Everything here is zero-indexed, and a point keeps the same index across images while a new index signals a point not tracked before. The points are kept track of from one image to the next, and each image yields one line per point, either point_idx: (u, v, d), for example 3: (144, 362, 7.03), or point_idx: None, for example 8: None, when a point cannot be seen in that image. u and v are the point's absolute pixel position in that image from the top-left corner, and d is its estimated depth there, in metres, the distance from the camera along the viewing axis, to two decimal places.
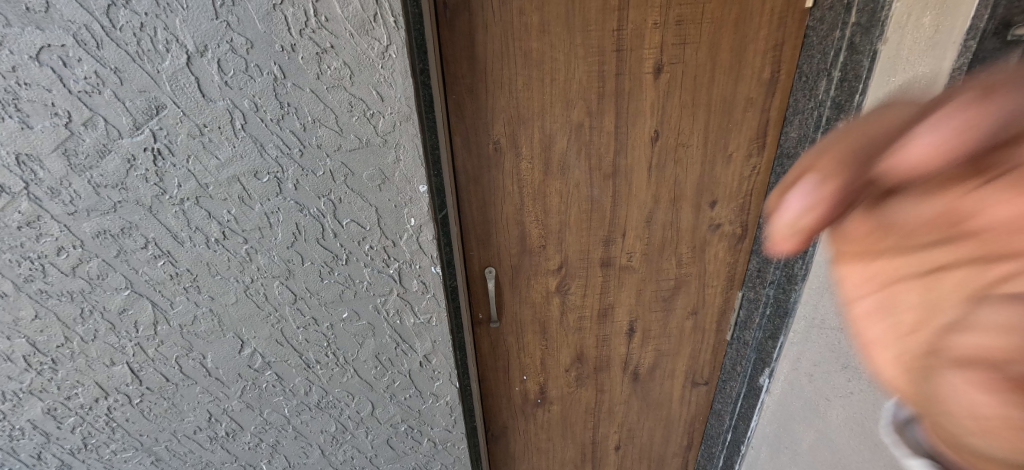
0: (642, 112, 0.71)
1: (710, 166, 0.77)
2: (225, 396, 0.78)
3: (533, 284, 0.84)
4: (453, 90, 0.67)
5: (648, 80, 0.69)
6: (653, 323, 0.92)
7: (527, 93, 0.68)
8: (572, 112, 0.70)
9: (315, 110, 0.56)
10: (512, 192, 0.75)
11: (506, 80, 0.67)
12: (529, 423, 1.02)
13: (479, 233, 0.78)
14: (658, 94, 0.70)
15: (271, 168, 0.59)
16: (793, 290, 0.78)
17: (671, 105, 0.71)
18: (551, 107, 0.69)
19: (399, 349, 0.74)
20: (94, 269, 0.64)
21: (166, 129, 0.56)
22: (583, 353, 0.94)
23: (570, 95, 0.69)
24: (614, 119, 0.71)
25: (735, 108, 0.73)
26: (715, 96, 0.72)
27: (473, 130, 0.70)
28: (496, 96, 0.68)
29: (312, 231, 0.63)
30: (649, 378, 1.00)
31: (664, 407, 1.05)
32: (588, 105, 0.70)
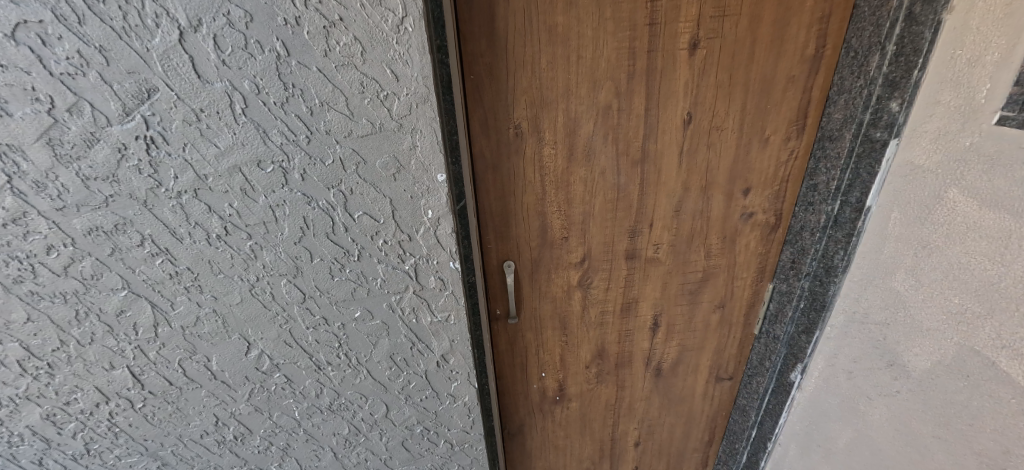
0: (675, 92, 0.66)
1: (745, 150, 0.72)
2: (232, 400, 0.73)
3: (554, 278, 0.80)
4: (472, 70, 0.61)
5: (683, 57, 0.64)
6: (677, 318, 0.88)
7: (552, 72, 0.63)
8: (600, 93, 0.65)
9: (323, 92, 0.50)
10: (534, 180, 0.70)
11: (529, 58, 0.62)
12: (547, 421, 0.98)
13: (498, 225, 0.73)
14: (693, 73, 0.65)
15: (275, 156, 0.54)
16: (831, 282, 0.73)
17: (706, 84, 0.66)
18: (577, 88, 0.64)
19: (415, 349, 0.70)
20: (87, 269, 0.60)
21: (159, 115, 0.51)
22: (604, 349, 0.90)
23: (597, 75, 0.64)
24: (644, 101, 0.66)
25: (774, 87, 0.68)
26: (754, 74, 0.66)
27: (492, 114, 0.65)
28: (518, 76, 0.62)
29: (322, 226, 0.58)
30: (672, 373, 0.95)
31: (686, 403, 1.01)
32: (617, 86, 0.65)
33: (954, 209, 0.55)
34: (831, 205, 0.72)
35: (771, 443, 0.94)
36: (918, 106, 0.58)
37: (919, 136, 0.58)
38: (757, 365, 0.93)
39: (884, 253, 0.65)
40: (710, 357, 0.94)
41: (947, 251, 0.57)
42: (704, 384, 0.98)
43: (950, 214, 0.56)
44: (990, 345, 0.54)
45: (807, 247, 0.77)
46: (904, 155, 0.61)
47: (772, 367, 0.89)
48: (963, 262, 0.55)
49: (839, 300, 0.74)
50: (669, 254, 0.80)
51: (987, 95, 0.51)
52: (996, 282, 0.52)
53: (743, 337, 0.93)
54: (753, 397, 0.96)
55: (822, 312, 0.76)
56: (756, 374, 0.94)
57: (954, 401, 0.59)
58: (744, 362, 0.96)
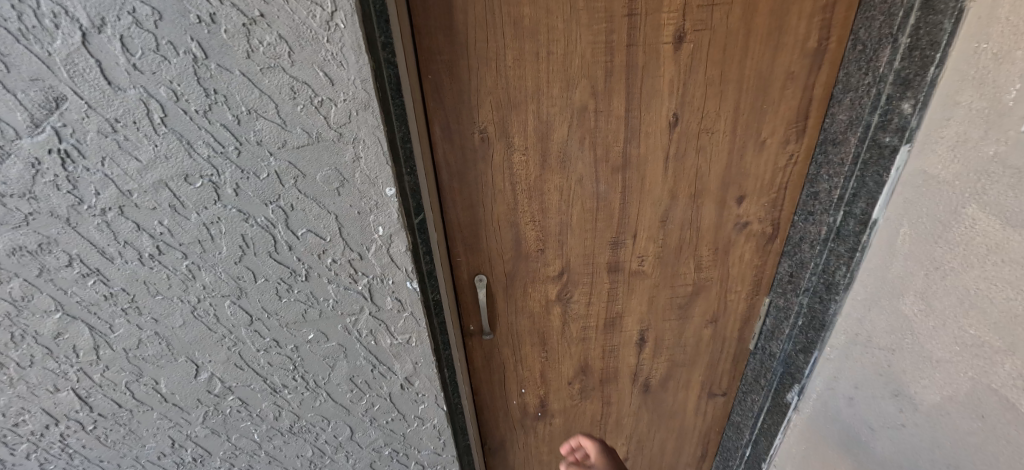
0: (658, 91, 0.59)
1: (739, 155, 0.65)
2: (187, 422, 0.69)
3: (530, 292, 0.74)
4: (429, 68, 0.55)
5: (668, 51, 0.57)
6: (666, 333, 0.82)
7: (519, 71, 0.56)
8: (574, 92, 0.58)
9: (250, 98, 0.45)
10: (503, 189, 0.64)
11: (492, 55, 0.55)
12: (529, 437, 0.94)
13: (466, 237, 0.67)
14: (678, 69, 0.58)
15: (203, 170, 0.48)
16: (832, 300, 0.67)
17: (693, 82, 0.59)
18: (548, 87, 0.58)
19: (377, 371, 0.65)
20: (16, 291, 0.55)
21: (71, 126, 0.45)
22: (587, 365, 0.84)
23: (571, 72, 0.57)
24: (624, 101, 0.59)
25: (771, 85, 0.61)
26: (747, 70, 0.59)
27: (454, 116, 0.58)
28: (482, 75, 0.56)
29: (263, 245, 0.53)
30: (661, 389, 0.90)
31: (676, 419, 0.95)
32: (593, 84, 0.58)
33: (973, 228, 0.49)
34: (833, 216, 0.65)
35: (765, 464, 0.88)
36: (934, 108, 0.51)
37: (935, 142, 0.52)
38: (753, 382, 0.87)
39: (891, 270, 0.59)
40: (702, 373, 0.89)
41: (964, 275, 0.51)
42: (696, 400, 0.93)
43: (968, 234, 0.50)
44: (1009, 385, 0.49)
45: (807, 260, 0.71)
46: (917, 163, 0.54)
47: (768, 386, 0.83)
48: (982, 288, 0.50)
49: (839, 319, 0.68)
50: (655, 267, 0.74)
51: (1015, 98, 0.44)
52: (1018, 313, 0.47)
53: (738, 352, 0.87)
54: (748, 415, 0.90)
55: (821, 331, 0.71)
56: (751, 391, 0.88)
57: (965, 443, 0.55)
58: (738, 378, 0.90)
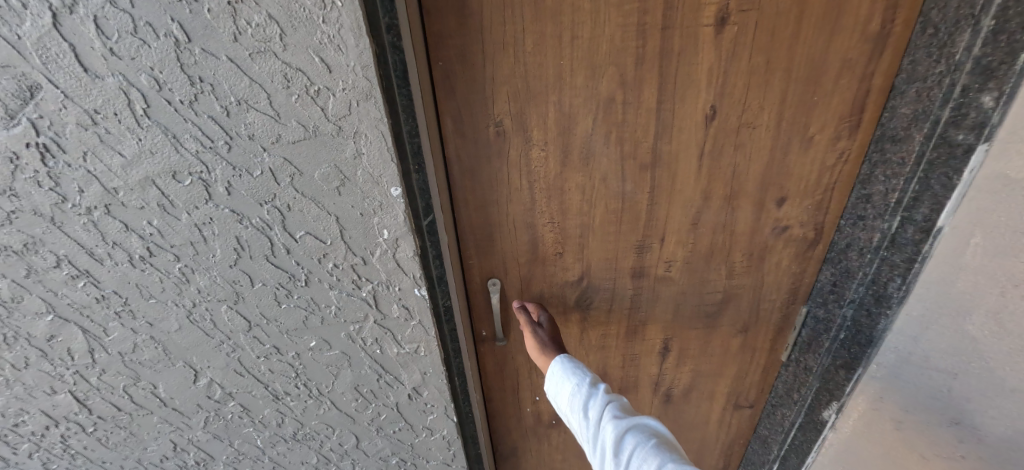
0: (695, 80, 0.53)
1: (783, 151, 0.59)
2: (187, 426, 0.67)
3: (547, 297, 0.69)
4: (438, 55, 0.49)
5: (707, 35, 0.50)
6: (692, 342, 0.76)
7: (538, 57, 0.50)
8: (599, 82, 0.52)
9: (239, 87, 0.40)
10: (520, 188, 0.59)
11: (509, 39, 0.49)
12: (542, 444, 0.90)
13: (479, 238, 0.63)
14: (719, 56, 0.51)
15: (192, 167, 0.44)
16: (882, 315, 0.61)
17: (735, 71, 0.52)
18: (571, 76, 0.52)
19: (383, 381, 0.62)
20: (5, 291, 0.52)
21: (48, 117, 0.41)
22: (606, 374, 0.79)
23: (597, 60, 0.51)
24: (656, 92, 0.53)
25: (824, 74, 0.54)
26: (797, 57, 0.52)
27: (465, 108, 0.53)
28: (497, 63, 0.50)
29: (259, 248, 0.49)
30: (684, 399, 0.85)
31: (699, 430, 0.90)
32: (622, 73, 0.52)
33: None
34: (888, 223, 0.58)
35: None
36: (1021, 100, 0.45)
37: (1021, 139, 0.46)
38: (783, 395, 0.81)
39: (957, 284, 0.55)
40: (728, 385, 0.83)
41: None
42: (720, 412, 0.87)
43: None
44: None
45: (855, 270, 0.64)
46: (996, 164, 0.48)
47: (800, 401, 0.77)
48: None
49: (890, 336, 0.62)
50: (683, 272, 0.68)
51: None
52: None
53: (769, 363, 0.81)
54: (776, 430, 0.84)
55: (867, 347, 0.64)
56: (781, 405, 0.82)
57: None
58: (768, 390, 0.85)
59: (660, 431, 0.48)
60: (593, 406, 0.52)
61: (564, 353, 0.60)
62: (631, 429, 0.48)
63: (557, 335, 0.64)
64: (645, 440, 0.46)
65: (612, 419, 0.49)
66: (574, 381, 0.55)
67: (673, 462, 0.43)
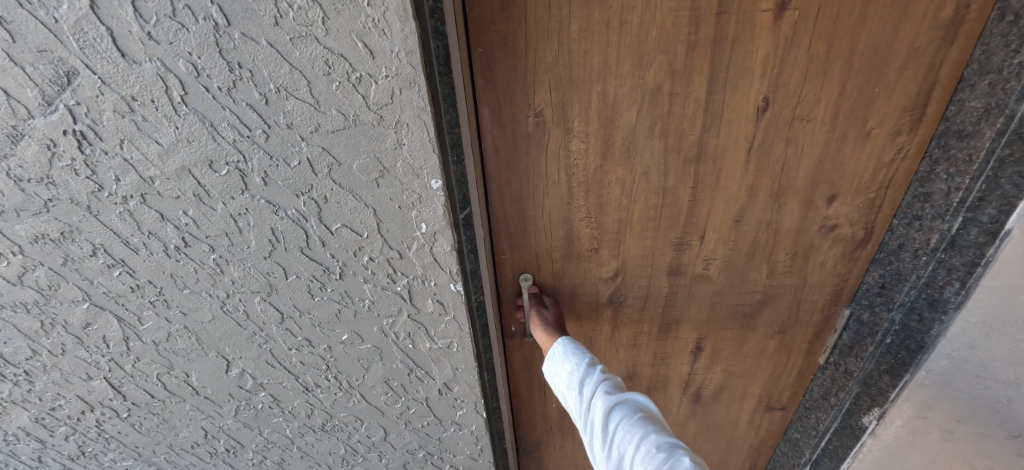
0: (749, 69, 0.50)
1: (837, 146, 0.55)
2: (219, 415, 0.67)
3: (579, 294, 0.67)
4: (479, 41, 0.47)
5: (766, 21, 0.47)
6: (726, 342, 0.74)
7: (583, 44, 0.48)
8: (647, 71, 0.49)
9: (279, 74, 0.38)
10: (557, 181, 0.57)
11: (554, 24, 0.47)
12: (566, 441, 0.89)
13: (512, 232, 0.61)
14: (777, 43, 0.48)
15: (229, 156, 0.43)
16: (936, 319, 0.58)
17: (792, 60, 0.49)
18: (617, 64, 0.49)
19: (413, 375, 0.61)
20: (43, 279, 0.52)
21: (86, 104, 0.41)
22: (635, 372, 0.78)
23: (646, 47, 0.48)
24: (706, 82, 0.50)
25: (888, 64, 0.50)
26: (861, 45, 0.49)
27: (505, 97, 0.51)
28: (540, 49, 0.48)
29: (294, 240, 0.48)
30: (713, 400, 0.83)
31: (727, 430, 0.88)
32: (671, 61, 0.49)
33: None
34: (949, 224, 0.55)
35: None
36: None
37: None
38: (819, 399, 0.78)
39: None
40: (760, 387, 0.81)
41: None
42: (751, 414, 0.85)
43: None
44: None
45: (907, 272, 0.61)
46: None
47: (837, 406, 0.74)
48: None
49: (943, 342, 0.59)
50: (721, 271, 0.66)
51: None
52: None
53: (805, 366, 0.78)
54: (810, 433, 0.81)
55: (917, 353, 0.61)
56: (816, 408, 0.80)
57: None
58: (802, 392, 0.82)
59: (648, 407, 0.49)
60: (589, 382, 0.52)
61: (565, 335, 0.59)
62: (619, 404, 0.49)
63: (561, 318, 0.64)
64: (631, 415, 0.47)
65: (603, 396, 0.50)
66: (572, 360, 0.54)
67: (656, 435, 0.45)
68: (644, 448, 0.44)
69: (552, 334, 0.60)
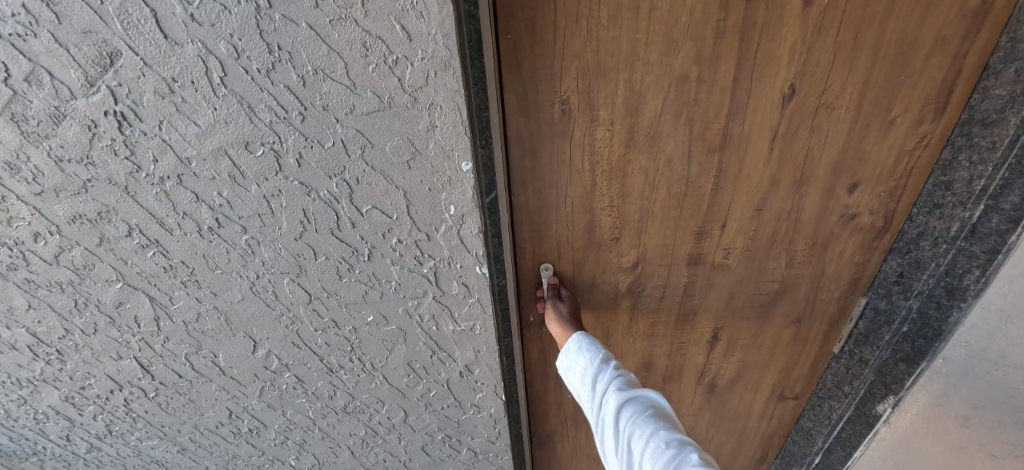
0: (777, 57, 0.50)
1: (863, 132, 0.56)
2: (244, 395, 0.69)
3: (599, 284, 0.68)
4: (508, 26, 0.47)
5: (796, 8, 0.47)
6: (742, 332, 0.75)
7: (612, 31, 0.48)
8: (675, 58, 0.50)
9: (317, 56, 0.39)
10: (581, 169, 0.57)
11: (583, 11, 0.47)
12: (580, 431, 0.90)
13: (535, 220, 0.62)
14: (805, 30, 0.48)
15: (265, 137, 0.44)
16: (955, 308, 0.58)
17: (820, 47, 0.50)
18: (646, 51, 0.49)
19: (436, 357, 0.62)
20: (79, 258, 0.54)
21: (127, 86, 0.42)
22: (651, 362, 0.78)
23: (675, 34, 0.48)
24: (733, 70, 0.51)
25: (916, 51, 0.50)
26: (889, 33, 0.49)
27: (532, 83, 0.51)
28: (568, 36, 0.48)
29: (325, 221, 0.49)
30: (728, 390, 0.84)
31: (739, 420, 0.89)
32: (699, 49, 0.49)
33: None
34: (970, 212, 0.55)
35: None
36: None
37: None
38: (832, 388, 0.79)
39: None
40: (773, 376, 0.81)
41: None
42: (764, 404, 0.86)
43: None
44: None
45: (926, 261, 0.61)
46: None
47: (851, 395, 0.74)
48: None
49: (961, 330, 0.59)
50: (739, 261, 0.66)
51: None
52: None
53: (819, 355, 0.79)
54: (822, 422, 0.82)
55: (934, 341, 0.61)
56: (829, 397, 0.80)
57: None
58: (815, 382, 0.83)
59: (660, 404, 0.50)
60: (602, 378, 0.53)
61: (580, 329, 0.60)
62: (631, 400, 0.50)
63: (577, 309, 0.64)
64: (643, 412, 0.48)
65: (615, 391, 0.51)
66: (586, 355, 0.56)
67: (666, 431, 0.46)
68: (653, 440, 0.45)
69: (567, 327, 0.62)
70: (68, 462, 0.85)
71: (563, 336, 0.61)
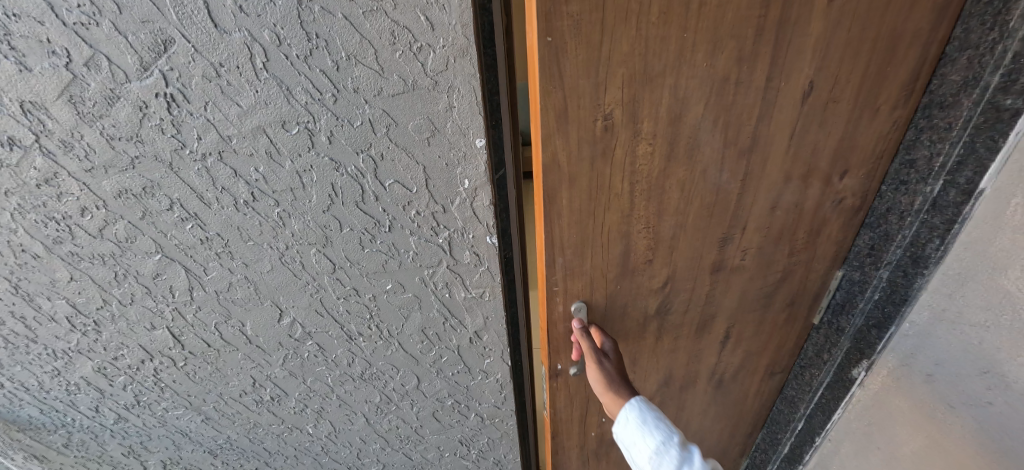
0: (799, 56, 0.51)
1: (855, 125, 0.60)
2: (268, 363, 0.74)
3: (631, 305, 0.70)
4: (552, 30, 0.45)
5: (823, 5, 0.48)
6: (748, 326, 0.80)
7: (659, 33, 0.47)
8: (716, 61, 0.49)
9: (350, 43, 0.44)
10: (622, 185, 0.57)
11: (628, 14, 0.45)
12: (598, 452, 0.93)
13: (572, 238, 0.60)
14: (827, 26, 0.49)
15: (300, 116, 0.49)
16: (918, 275, 0.65)
17: (838, 40, 0.51)
18: (691, 53, 0.49)
19: (448, 324, 0.68)
20: (122, 231, 0.58)
21: (177, 70, 0.46)
22: (671, 366, 0.83)
23: (718, 34, 0.48)
24: (766, 69, 0.51)
25: (900, 45, 0.54)
26: (886, 27, 0.52)
27: (575, 91, 0.49)
28: (620, 35, 0.46)
29: (351, 194, 0.54)
30: (732, 380, 0.89)
31: (738, 401, 0.94)
32: (740, 48, 0.49)
33: None
34: (931, 186, 0.62)
35: (819, 438, 0.87)
36: None
37: None
38: (813, 356, 0.85)
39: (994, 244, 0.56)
40: (766, 356, 0.86)
41: None
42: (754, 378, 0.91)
43: None
44: None
45: (894, 233, 0.67)
46: None
47: (832, 361, 0.81)
48: None
49: (924, 293, 0.65)
50: (751, 251, 0.69)
51: None
52: None
53: (801, 328, 0.84)
54: (804, 389, 0.89)
55: (901, 306, 0.68)
56: (809, 365, 0.87)
57: None
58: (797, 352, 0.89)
59: None
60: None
61: (633, 398, 0.61)
62: None
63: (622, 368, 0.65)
64: None
65: None
66: (659, 438, 0.56)
67: None
68: None
69: (618, 393, 0.63)
70: (94, 435, 0.89)
71: (615, 401, 0.63)
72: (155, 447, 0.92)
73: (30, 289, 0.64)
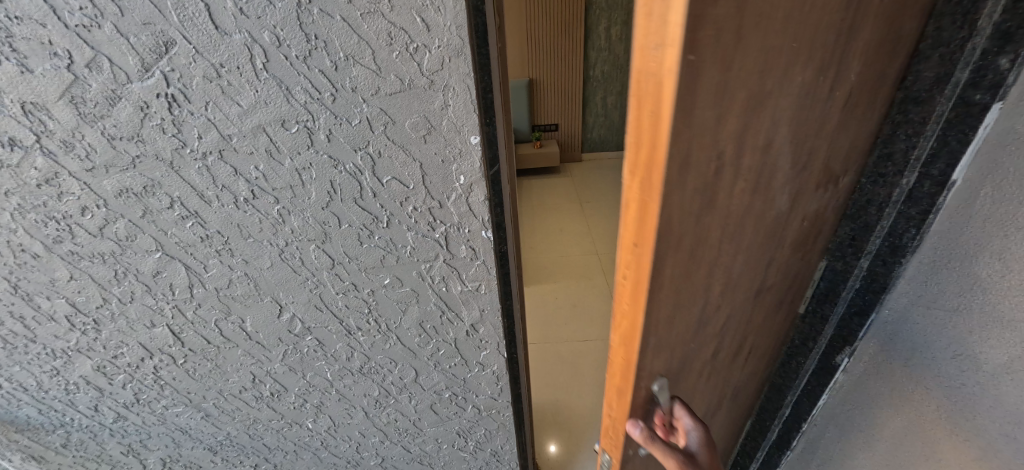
0: (851, 66, 0.40)
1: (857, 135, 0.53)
2: (267, 359, 0.75)
3: (700, 388, 0.55)
4: (698, 39, 0.22)
5: (875, 1, 0.37)
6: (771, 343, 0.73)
7: (779, 37, 0.29)
8: (808, 72, 0.34)
9: (348, 44, 0.46)
10: (720, 262, 0.41)
11: (762, 16, 0.26)
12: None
13: (660, 343, 0.40)
14: (872, 34, 0.40)
15: (300, 115, 0.50)
16: None
17: (873, 51, 0.43)
18: (797, 64, 0.32)
19: (445, 318, 0.69)
20: (122, 230, 0.59)
21: (179, 71, 0.48)
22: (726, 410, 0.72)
23: (817, 33, 0.32)
24: (833, 88, 0.40)
25: (899, 44, 0.47)
26: (896, 31, 0.44)
27: (703, 129, 0.27)
28: (750, 44, 0.26)
29: (350, 191, 0.56)
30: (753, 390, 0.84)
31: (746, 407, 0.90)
32: (824, 55, 0.35)
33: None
34: None
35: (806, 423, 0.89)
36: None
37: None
38: None
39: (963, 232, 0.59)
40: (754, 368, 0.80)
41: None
42: None
43: None
44: None
45: (874, 224, 0.61)
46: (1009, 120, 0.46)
47: None
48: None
49: None
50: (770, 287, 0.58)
51: None
52: None
53: None
54: None
55: None
56: None
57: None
58: None
59: None
60: None
61: None
62: None
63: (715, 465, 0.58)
64: None
65: None
66: None
67: None
68: None
69: None
70: (93, 434, 0.90)
71: None
72: (155, 445, 0.93)
73: (30, 289, 0.65)
